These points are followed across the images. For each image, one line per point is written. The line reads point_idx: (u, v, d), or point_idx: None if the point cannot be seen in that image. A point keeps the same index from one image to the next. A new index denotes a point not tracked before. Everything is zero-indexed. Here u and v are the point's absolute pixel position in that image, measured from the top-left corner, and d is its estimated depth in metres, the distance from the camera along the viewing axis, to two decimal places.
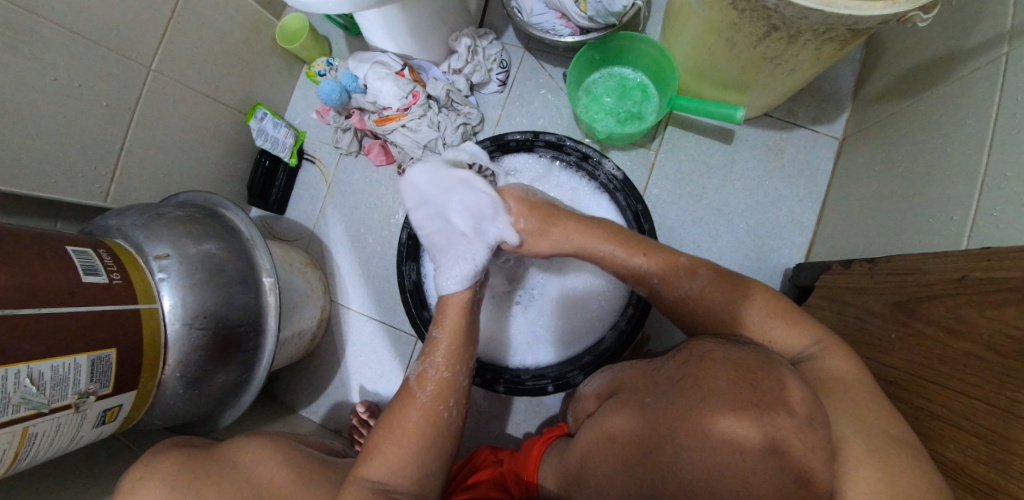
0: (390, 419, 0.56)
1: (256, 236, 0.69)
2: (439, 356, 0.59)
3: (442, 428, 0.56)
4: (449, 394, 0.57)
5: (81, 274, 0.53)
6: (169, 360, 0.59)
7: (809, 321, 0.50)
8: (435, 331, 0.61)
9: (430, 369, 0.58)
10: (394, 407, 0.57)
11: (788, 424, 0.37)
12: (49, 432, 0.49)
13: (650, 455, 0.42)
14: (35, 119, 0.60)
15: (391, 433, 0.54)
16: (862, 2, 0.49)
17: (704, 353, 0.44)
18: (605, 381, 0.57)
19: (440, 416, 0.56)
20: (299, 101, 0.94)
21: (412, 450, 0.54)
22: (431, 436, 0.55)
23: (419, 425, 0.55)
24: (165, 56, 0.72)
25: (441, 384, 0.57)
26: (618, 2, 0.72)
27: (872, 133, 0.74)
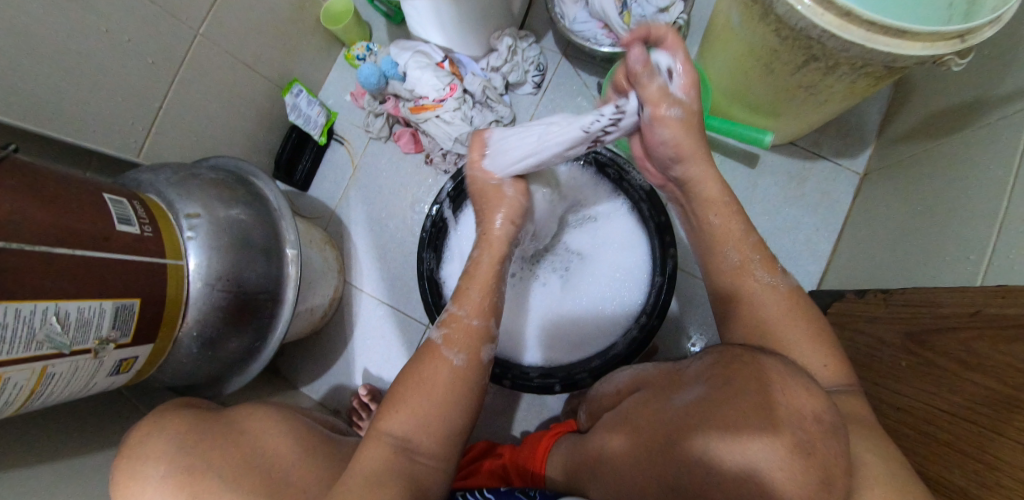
0: (412, 374, 0.54)
1: (283, 207, 0.71)
2: (464, 311, 0.58)
3: (468, 382, 0.55)
4: (478, 346, 0.56)
5: (115, 222, 0.53)
6: (188, 319, 0.59)
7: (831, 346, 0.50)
8: (462, 284, 0.60)
9: (451, 327, 0.57)
10: (419, 361, 0.56)
11: (813, 429, 0.38)
12: (66, 374, 0.49)
13: (671, 452, 0.43)
14: (82, 67, 0.61)
15: (413, 388, 0.53)
16: (902, 41, 0.51)
17: (735, 355, 0.44)
18: (628, 378, 0.59)
19: (465, 369, 0.55)
20: (334, 82, 0.94)
21: (437, 407, 0.52)
22: (458, 392, 0.54)
23: (445, 378, 0.53)
24: (213, 23, 0.73)
25: (464, 341, 0.56)
26: (661, 18, 0.74)
27: (893, 171, 0.76)
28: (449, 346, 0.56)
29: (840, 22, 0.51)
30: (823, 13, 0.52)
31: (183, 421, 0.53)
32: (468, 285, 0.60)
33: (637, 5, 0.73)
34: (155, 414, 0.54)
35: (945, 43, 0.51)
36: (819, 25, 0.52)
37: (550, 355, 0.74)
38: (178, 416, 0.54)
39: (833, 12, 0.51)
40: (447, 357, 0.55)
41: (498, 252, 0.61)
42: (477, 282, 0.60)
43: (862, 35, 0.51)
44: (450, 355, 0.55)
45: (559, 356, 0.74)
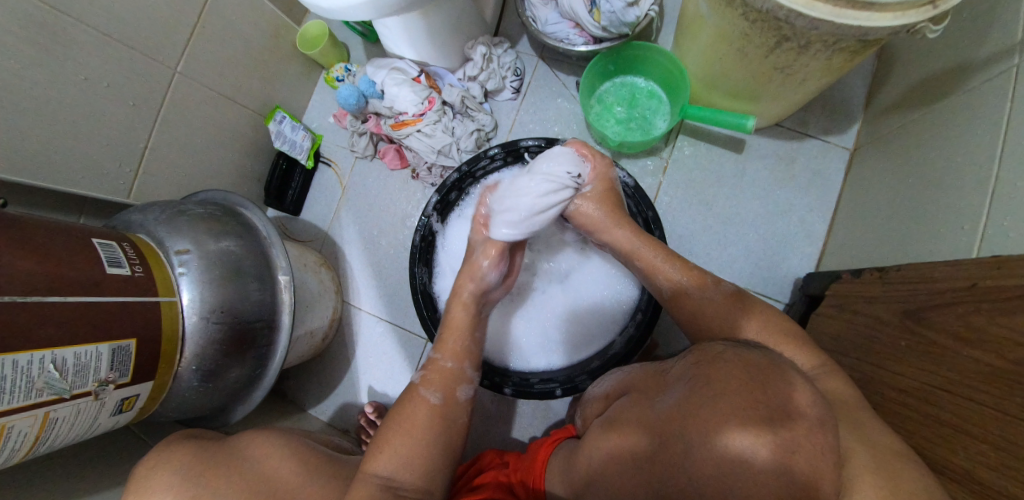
0: (395, 415, 0.57)
1: (273, 235, 0.72)
2: (444, 352, 0.62)
3: (449, 421, 0.57)
4: (455, 384, 0.60)
5: (105, 266, 0.54)
6: (185, 353, 0.60)
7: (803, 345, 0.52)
8: (442, 329, 0.64)
9: (430, 369, 0.61)
10: (401, 403, 0.59)
11: (798, 426, 0.37)
12: (69, 417, 0.50)
13: (658, 456, 0.43)
14: (65, 116, 0.63)
15: (396, 428, 0.55)
16: (871, 13, 0.50)
17: (718, 354, 0.45)
18: (615, 383, 0.58)
19: (446, 406, 0.58)
20: (317, 106, 0.95)
21: (418, 446, 0.54)
22: (438, 432, 0.56)
23: (425, 417, 0.56)
24: (190, 60, 0.74)
25: (442, 380, 0.59)
26: (632, 13, 0.72)
27: (883, 144, 0.74)
28: (426, 385, 0.59)
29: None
30: None
31: (188, 451, 0.55)
32: (447, 329, 0.64)
33: (605, 2, 0.72)
34: (156, 448, 0.55)
35: (915, 11, 0.49)
36: (784, 4, 0.51)
37: (550, 359, 0.73)
38: (181, 447, 0.55)
39: None
40: (425, 397, 0.58)
41: (468, 301, 0.65)
42: (453, 329, 0.64)
43: (828, 11, 0.51)
44: (429, 395, 0.58)
45: (560, 359, 0.73)
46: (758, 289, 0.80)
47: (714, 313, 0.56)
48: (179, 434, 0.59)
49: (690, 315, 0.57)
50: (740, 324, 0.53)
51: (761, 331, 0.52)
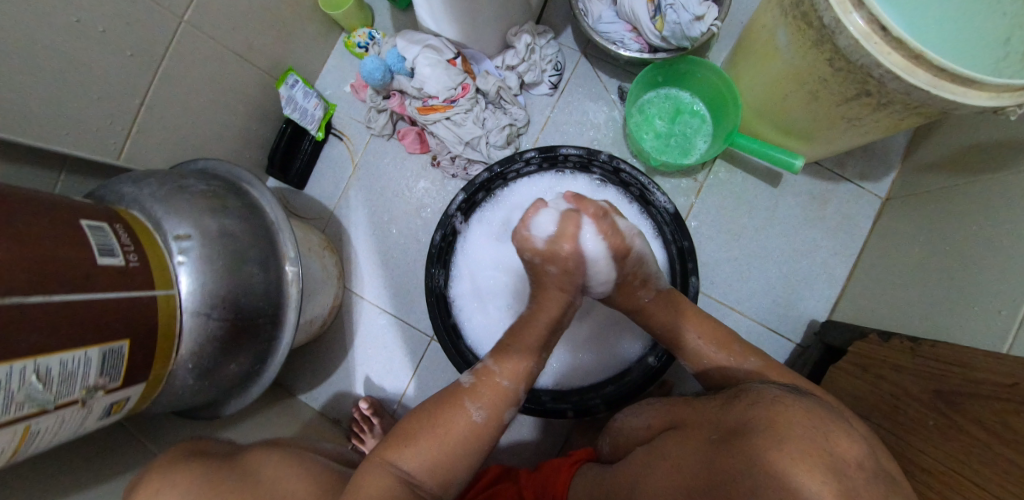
0: (434, 416, 0.55)
1: (281, 220, 0.66)
2: (502, 367, 0.58)
3: (482, 436, 0.56)
4: (503, 405, 0.57)
5: (97, 256, 0.47)
6: (182, 350, 0.55)
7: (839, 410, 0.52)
8: (507, 340, 0.60)
9: (483, 381, 0.58)
10: (442, 402, 0.57)
11: (857, 475, 0.39)
12: (52, 428, 0.44)
13: (716, 491, 0.42)
14: (53, 62, 0.54)
15: (432, 431, 0.54)
16: (969, 89, 0.47)
17: (773, 398, 0.46)
18: (658, 414, 0.57)
19: (484, 422, 0.56)
20: (332, 71, 0.87)
21: (447, 454, 0.54)
22: (470, 445, 0.55)
23: (463, 431, 0.55)
24: (198, 7, 0.65)
25: (492, 397, 0.57)
26: (698, 28, 0.67)
27: (919, 200, 0.73)
28: (474, 397, 0.56)
29: (906, 64, 0.47)
30: (890, 53, 0.47)
31: (193, 471, 0.51)
32: (511, 339, 0.59)
33: (671, 11, 0.67)
34: (158, 470, 0.51)
35: (1011, 94, 0.47)
36: (885, 64, 0.48)
37: (561, 378, 0.72)
38: (188, 466, 0.52)
39: (900, 52, 0.47)
40: (468, 409, 0.56)
41: (555, 317, 0.59)
42: (519, 342, 0.59)
43: (928, 79, 0.47)
44: (474, 407, 0.56)
45: (571, 379, 0.72)
46: (772, 326, 0.80)
47: (757, 374, 0.56)
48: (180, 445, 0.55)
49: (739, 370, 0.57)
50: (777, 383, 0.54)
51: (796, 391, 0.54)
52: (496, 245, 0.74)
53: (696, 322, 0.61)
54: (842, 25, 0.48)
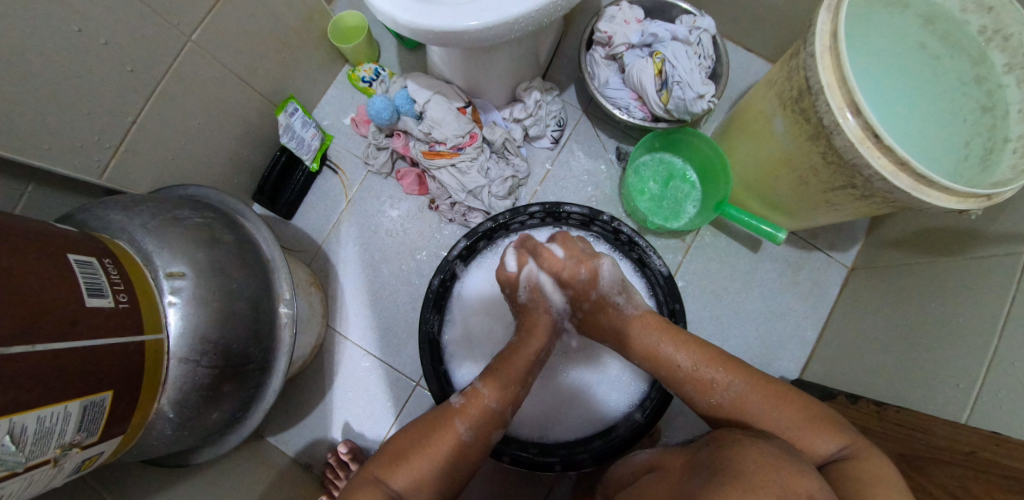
0: (424, 439, 0.54)
1: (278, 258, 0.63)
2: (491, 389, 0.58)
3: (470, 459, 0.55)
4: (490, 428, 0.57)
5: (86, 296, 0.43)
6: (165, 399, 0.50)
7: (825, 426, 0.50)
8: (494, 364, 0.60)
9: (470, 404, 0.57)
10: (430, 427, 0.55)
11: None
12: (16, 493, 0.38)
13: None
14: (46, 73, 0.50)
15: (422, 453, 0.53)
16: (942, 194, 0.54)
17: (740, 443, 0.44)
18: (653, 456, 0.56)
19: (471, 445, 0.55)
20: (332, 101, 0.85)
21: (436, 476, 0.52)
22: (458, 464, 0.54)
23: (451, 452, 0.53)
24: (208, 29, 0.63)
25: (481, 420, 0.56)
26: (699, 104, 0.73)
27: (882, 274, 0.81)
28: (462, 418, 0.56)
29: (893, 168, 0.53)
30: (879, 157, 0.53)
31: None
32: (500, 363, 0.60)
33: (677, 88, 0.72)
34: None
35: (976, 201, 0.54)
36: (874, 166, 0.53)
37: (548, 431, 0.71)
38: None
39: (889, 157, 0.53)
40: (456, 433, 0.54)
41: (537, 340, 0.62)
42: (508, 366, 0.59)
43: (909, 183, 0.54)
44: (463, 429, 0.55)
45: (557, 432, 0.71)
46: None
47: (739, 405, 0.53)
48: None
49: (721, 398, 0.55)
50: (764, 419, 0.52)
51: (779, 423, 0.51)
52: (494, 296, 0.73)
53: (687, 347, 0.58)
54: (841, 128, 0.54)
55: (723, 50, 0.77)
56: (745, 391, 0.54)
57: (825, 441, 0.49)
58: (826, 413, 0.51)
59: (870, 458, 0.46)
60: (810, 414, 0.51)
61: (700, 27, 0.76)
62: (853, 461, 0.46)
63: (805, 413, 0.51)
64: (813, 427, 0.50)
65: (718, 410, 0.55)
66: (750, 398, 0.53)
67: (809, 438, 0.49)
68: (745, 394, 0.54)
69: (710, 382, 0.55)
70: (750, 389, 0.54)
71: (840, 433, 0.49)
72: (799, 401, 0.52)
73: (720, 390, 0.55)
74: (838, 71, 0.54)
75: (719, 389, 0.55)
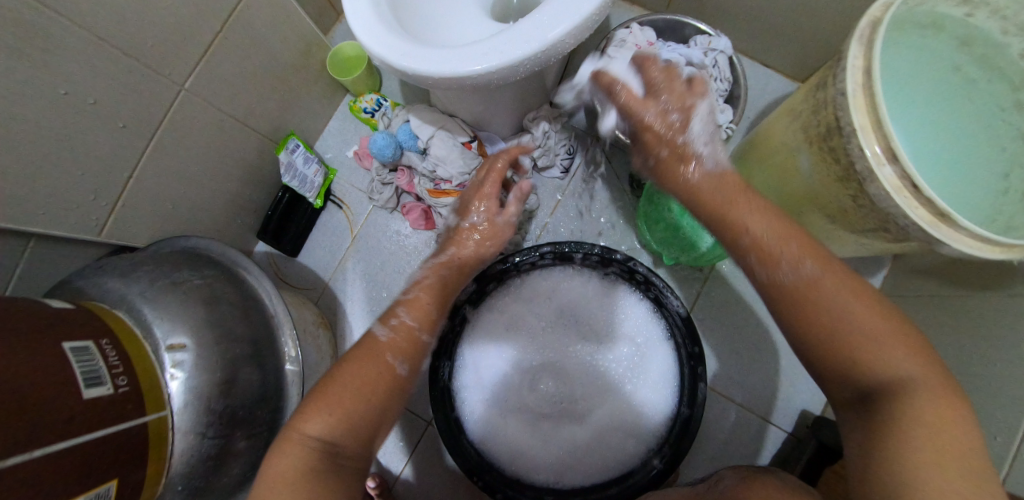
0: (342, 376, 0.47)
1: (281, 312, 0.61)
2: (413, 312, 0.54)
3: (403, 393, 0.50)
4: (420, 358, 0.53)
5: (83, 388, 0.42)
6: (172, 474, 0.49)
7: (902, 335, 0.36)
8: (407, 294, 0.56)
9: (390, 333, 0.52)
10: (350, 361, 0.49)
11: None
12: None
13: None
14: (32, 141, 0.48)
15: (345, 390, 0.46)
16: (985, 244, 0.49)
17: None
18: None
19: (403, 376, 0.50)
20: (335, 133, 0.82)
21: (365, 411, 0.46)
22: (390, 399, 0.48)
23: (379, 381, 0.48)
24: (201, 74, 0.60)
25: (409, 346, 0.52)
26: None
27: (913, 304, 0.77)
28: (393, 353, 0.50)
29: (932, 219, 0.49)
30: (917, 208, 0.49)
31: None
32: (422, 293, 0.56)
33: None
34: None
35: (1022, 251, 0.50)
36: (913, 217, 0.49)
37: (562, 476, 0.69)
38: None
39: (927, 207, 0.49)
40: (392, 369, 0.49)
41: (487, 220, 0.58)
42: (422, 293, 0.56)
43: (948, 234, 0.49)
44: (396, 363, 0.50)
45: (571, 478, 0.69)
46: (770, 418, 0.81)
47: (809, 282, 0.38)
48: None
49: (788, 275, 0.39)
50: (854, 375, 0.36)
51: (862, 306, 0.37)
52: (506, 340, 0.72)
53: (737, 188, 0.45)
54: (875, 175, 0.50)
55: (740, 71, 0.72)
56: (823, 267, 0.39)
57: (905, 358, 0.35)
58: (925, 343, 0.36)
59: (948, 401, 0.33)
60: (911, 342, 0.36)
61: (715, 48, 0.72)
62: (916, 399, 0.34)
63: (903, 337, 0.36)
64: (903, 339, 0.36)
65: (778, 285, 0.40)
66: (824, 278, 0.38)
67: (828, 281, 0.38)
68: (822, 271, 0.38)
69: (772, 250, 0.40)
70: (815, 265, 0.39)
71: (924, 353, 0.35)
72: (830, 267, 0.39)
73: (785, 267, 0.40)
74: (874, 112, 0.50)
75: (788, 266, 0.40)
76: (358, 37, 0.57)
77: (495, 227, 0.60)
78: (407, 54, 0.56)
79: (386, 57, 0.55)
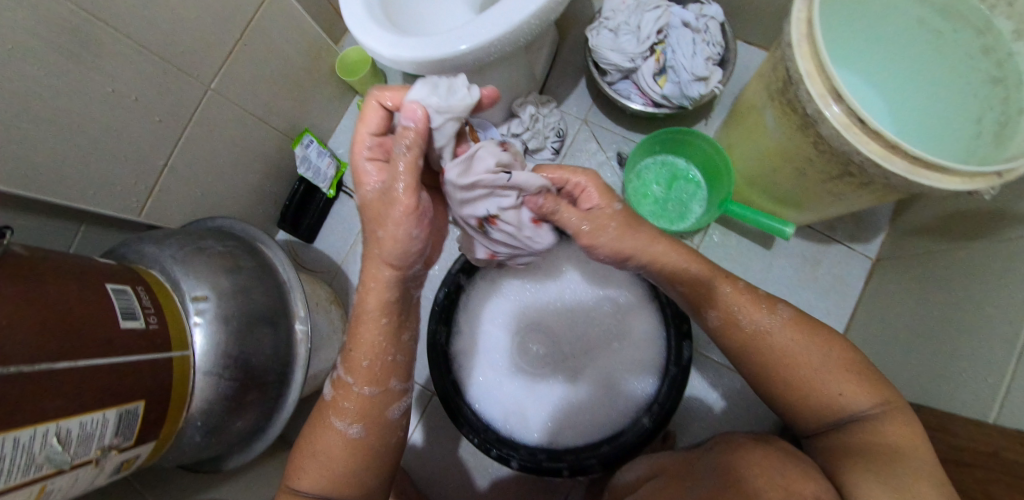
0: (310, 437, 0.55)
1: (293, 279, 0.68)
2: (359, 354, 0.53)
3: (363, 451, 0.54)
4: (382, 410, 0.55)
5: (120, 319, 0.49)
6: (192, 409, 0.56)
7: (867, 381, 0.49)
8: (347, 345, 0.54)
9: (342, 395, 0.54)
10: (320, 423, 0.55)
11: None
12: (65, 486, 0.45)
13: None
14: (87, 131, 0.57)
15: (314, 457, 0.53)
16: (942, 175, 0.51)
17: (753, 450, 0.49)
18: (646, 467, 0.61)
19: (355, 439, 0.53)
20: (345, 131, 0.92)
21: (335, 479, 0.52)
22: (350, 457, 0.53)
23: (335, 446, 0.53)
24: (225, 76, 0.70)
25: (359, 405, 0.54)
26: (695, 88, 0.73)
27: (908, 264, 0.78)
28: (338, 416, 0.54)
29: (884, 152, 0.51)
30: (868, 142, 0.51)
31: None
32: (353, 347, 0.53)
33: (673, 73, 0.74)
34: None
35: (983, 179, 0.51)
36: (864, 152, 0.51)
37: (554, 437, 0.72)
38: None
39: (878, 141, 0.51)
40: (342, 433, 0.53)
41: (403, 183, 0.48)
42: (359, 345, 0.53)
43: (905, 166, 0.51)
44: (342, 422, 0.53)
45: (563, 438, 0.72)
46: None
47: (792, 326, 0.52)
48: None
49: (768, 324, 0.53)
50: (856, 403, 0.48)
51: (824, 361, 0.50)
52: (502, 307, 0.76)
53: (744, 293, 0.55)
54: (824, 115, 0.52)
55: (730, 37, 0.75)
56: (793, 318, 0.53)
57: (860, 394, 0.48)
58: (866, 366, 0.50)
59: (899, 418, 0.47)
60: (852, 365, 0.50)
61: (707, 15, 0.75)
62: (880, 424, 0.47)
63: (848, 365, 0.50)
64: (850, 378, 0.49)
65: (757, 336, 0.53)
66: (795, 324, 0.52)
67: (849, 390, 0.48)
68: (792, 321, 0.53)
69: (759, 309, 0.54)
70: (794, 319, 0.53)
71: (883, 390, 0.48)
72: (828, 339, 0.51)
73: (767, 314, 0.53)
74: (816, 57, 0.53)
75: (766, 313, 0.53)
76: (352, 33, 0.65)
77: (386, 190, 0.48)
78: (392, 44, 0.63)
79: (375, 50, 0.63)
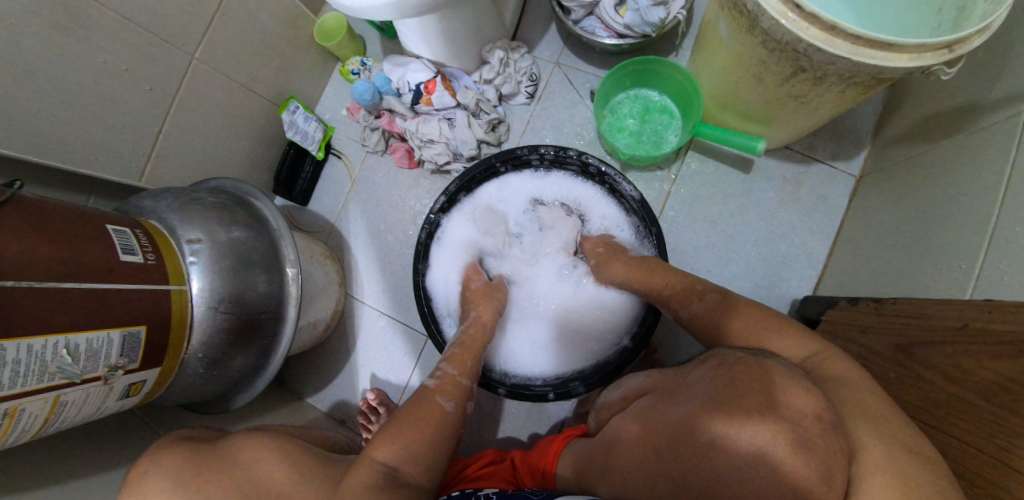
0: (406, 412, 0.58)
1: (282, 227, 0.72)
2: (463, 354, 0.66)
3: (450, 426, 0.58)
4: (465, 400, 0.62)
5: (119, 252, 0.54)
6: (192, 342, 0.61)
7: (794, 333, 0.51)
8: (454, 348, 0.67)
9: (445, 381, 0.62)
10: (413, 402, 0.59)
11: (812, 426, 0.39)
12: (77, 401, 0.51)
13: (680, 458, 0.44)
14: (82, 98, 0.63)
15: (407, 425, 0.56)
16: (889, 53, 0.50)
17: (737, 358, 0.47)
18: (635, 383, 0.59)
19: (449, 415, 0.59)
20: (330, 97, 0.97)
21: (419, 447, 0.54)
22: (439, 431, 0.57)
23: (433, 419, 0.57)
24: (207, 46, 0.74)
25: (455, 390, 0.62)
26: (655, 13, 0.73)
27: (888, 173, 0.76)
28: (442, 393, 0.60)
29: (826, 35, 0.51)
30: (808, 27, 0.51)
31: (180, 457, 0.53)
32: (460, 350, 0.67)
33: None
34: (150, 451, 0.55)
35: (934, 53, 0.50)
36: (805, 38, 0.52)
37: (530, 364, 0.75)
38: (173, 449, 0.54)
39: (818, 26, 0.51)
40: (443, 410, 0.59)
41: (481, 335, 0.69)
42: (467, 347, 0.67)
43: (848, 48, 0.51)
44: (445, 404, 0.60)
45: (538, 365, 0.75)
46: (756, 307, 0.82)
47: (716, 308, 0.58)
48: (174, 435, 0.57)
49: (696, 309, 0.59)
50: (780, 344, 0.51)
51: (746, 323, 0.54)
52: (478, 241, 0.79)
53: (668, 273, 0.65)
54: (764, 7, 0.53)
55: None
56: (717, 303, 0.58)
57: (787, 345, 0.51)
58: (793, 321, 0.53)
59: (833, 358, 0.48)
60: (780, 324, 0.53)
61: None
62: (822, 359, 0.48)
63: (776, 323, 0.53)
64: (780, 331, 0.52)
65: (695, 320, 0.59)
66: (717, 310, 0.58)
67: (776, 344, 0.51)
68: (717, 306, 0.58)
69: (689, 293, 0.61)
70: (719, 302, 0.58)
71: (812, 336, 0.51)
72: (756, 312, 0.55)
73: (694, 302, 0.60)
74: None
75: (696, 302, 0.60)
76: None
77: None
78: None
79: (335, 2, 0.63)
